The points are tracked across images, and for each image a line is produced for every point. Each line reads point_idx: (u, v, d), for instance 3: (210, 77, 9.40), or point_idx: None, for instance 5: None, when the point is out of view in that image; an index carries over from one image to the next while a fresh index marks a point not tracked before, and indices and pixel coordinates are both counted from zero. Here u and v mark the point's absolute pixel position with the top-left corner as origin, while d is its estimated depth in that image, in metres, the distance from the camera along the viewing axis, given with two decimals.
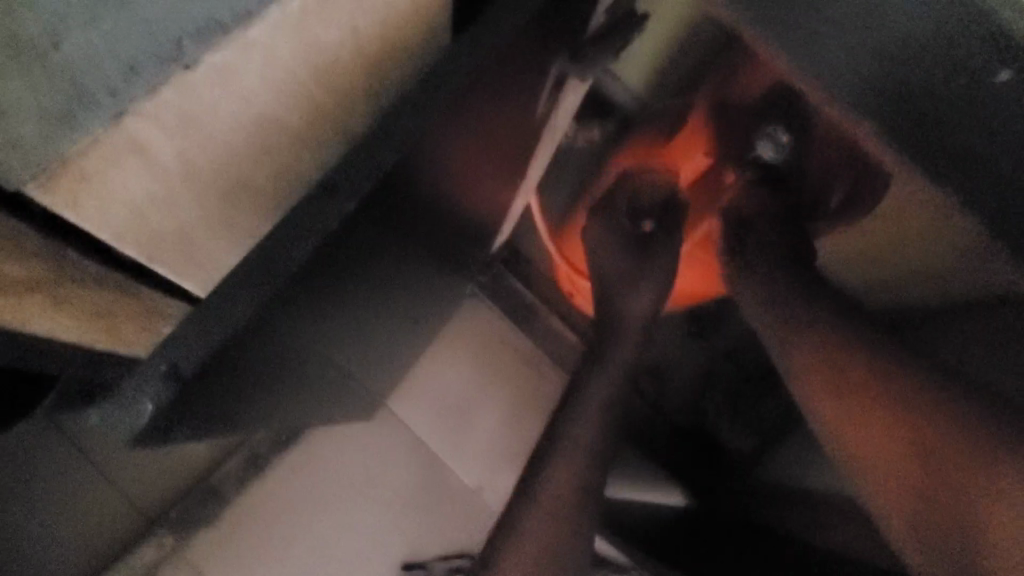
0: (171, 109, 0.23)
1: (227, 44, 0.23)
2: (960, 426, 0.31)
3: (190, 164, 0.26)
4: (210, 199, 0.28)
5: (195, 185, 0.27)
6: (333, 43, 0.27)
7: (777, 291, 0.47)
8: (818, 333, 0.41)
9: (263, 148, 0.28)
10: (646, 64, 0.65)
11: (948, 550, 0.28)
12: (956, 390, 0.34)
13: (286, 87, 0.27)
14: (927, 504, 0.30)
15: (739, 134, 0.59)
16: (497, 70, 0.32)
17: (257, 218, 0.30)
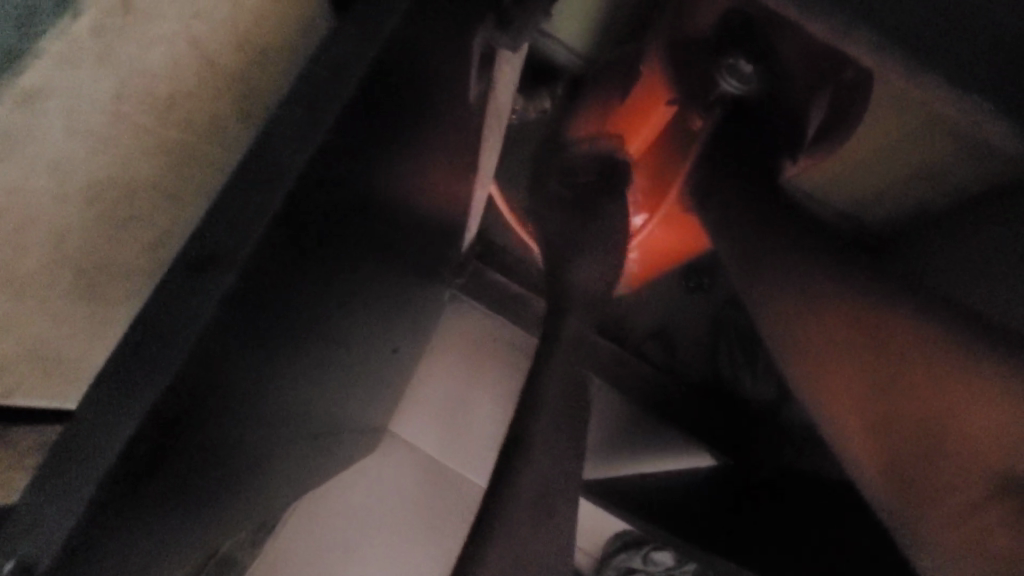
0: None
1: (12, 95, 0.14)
2: (975, 381, 0.28)
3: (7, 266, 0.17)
4: (63, 302, 0.19)
5: (33, 292, 0.18)
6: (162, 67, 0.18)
7: (749, 244, 0.43)
8: (808, 289, 0.37)
9: (115, 217, 0.19)
10: (578, 21, 0.67)
11: (948, 525, 0.27)
12: (959, 333, 0.30)
13: (115, 137, 0.18)
14: (923, 482, 0.28)
15: (699, 77, 0.53)
16: (420, 37, 0.24)
17: (121, 301, 0.21)
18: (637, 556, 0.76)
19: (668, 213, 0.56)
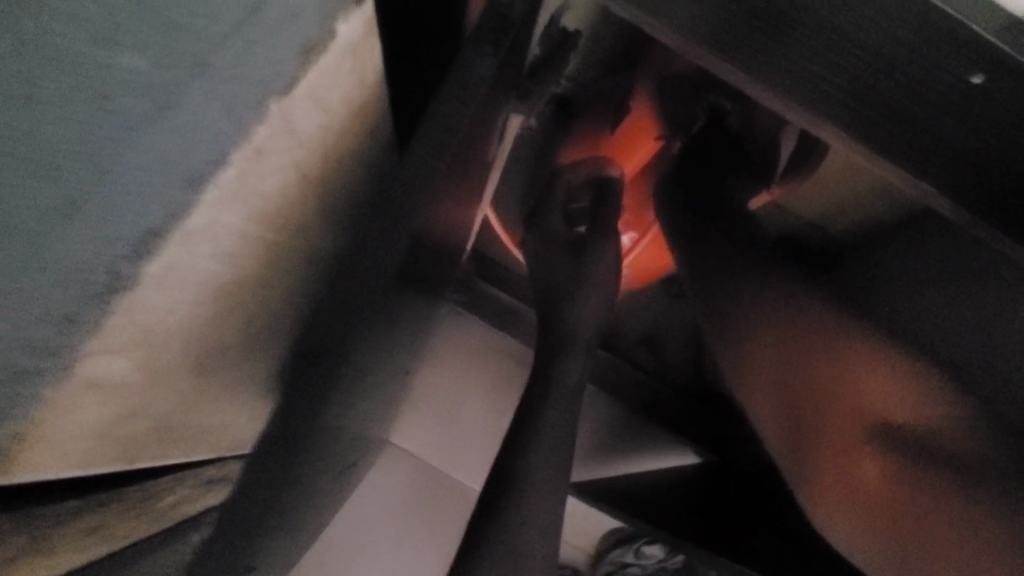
0: (133, 327, 0.16)
1: (172, 240, 0.16)
2: (918, 412, 0.36)
3: (149, 365, 0.19)
4: (179, 384, 0.21)
5: (162, 380, 0.20)
6: (276, 191, 0.20)
7: (732, 267, 0.48)
8: (778, 316, 0.43)
9: (226, 312, 0.21)
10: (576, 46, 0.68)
11: (893, 551, 0.33)
12: (916, 380, 0.38)
13: (239, 250, 0.20)
14: (878, 519, 0.34)
15: (683, 110, 0.59)
16: (475, 123, 0.27)
17: (228, 370, 0.24)
18: (631, 551, 0.80)
19: (655, 230, 0.62)
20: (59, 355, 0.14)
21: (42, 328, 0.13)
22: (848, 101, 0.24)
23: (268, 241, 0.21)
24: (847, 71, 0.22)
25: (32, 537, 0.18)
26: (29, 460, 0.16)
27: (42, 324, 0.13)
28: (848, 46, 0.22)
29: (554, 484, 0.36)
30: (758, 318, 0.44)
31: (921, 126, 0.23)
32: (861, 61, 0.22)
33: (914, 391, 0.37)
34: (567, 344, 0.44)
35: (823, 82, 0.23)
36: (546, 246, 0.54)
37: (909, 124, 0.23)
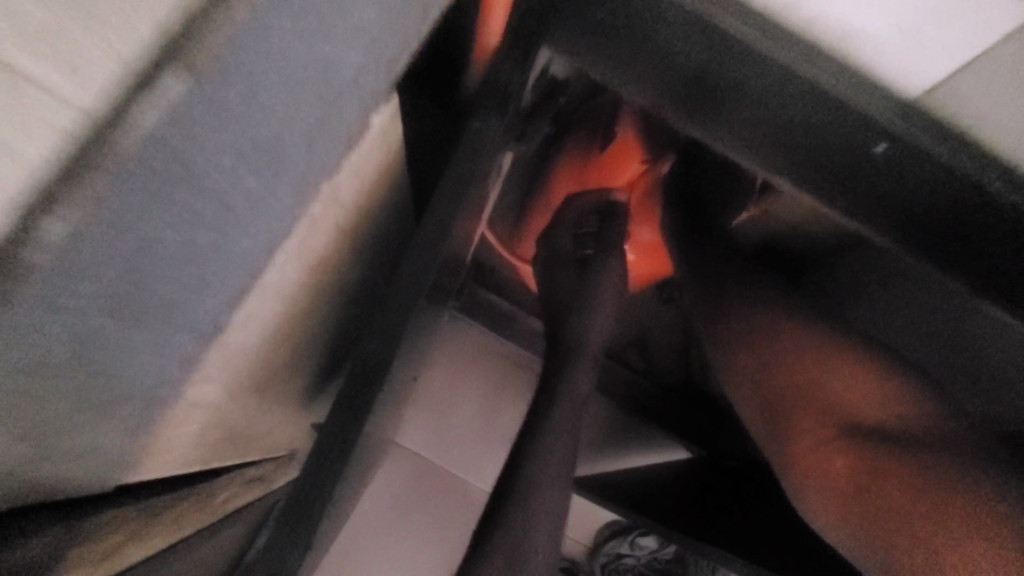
0: (220, 359, 0.22)
1: (252, 295, 0.21)
2: (909, 404, 0.36)
3: (229, 385, 0.24)
4: (243, 397, 0.27)
5: (235, 396, 0.26)
6: (322, 244, 0.25)
7: (723, 283, 0.52)
8: (777, 340, 0.45)
9: (282, 339, 0.27)
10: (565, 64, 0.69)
11: (876, 546, 0.32)
12: (910, 376, 0.37)
13: (295, 293, 0.25)
14: (908, 546, 0.30)
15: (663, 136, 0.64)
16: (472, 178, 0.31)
17: (275, 379, 0.30)
18: (626, 543, 0.85)
19: (646, 243, 0.67)
20: (169, 381, 0.20)
21: (158, 361, 0.18)
22: (827, 173, 0.40)
23: (315, 283, 0.27)
24: (821, 157, 0.39)
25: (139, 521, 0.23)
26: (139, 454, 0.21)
27: (159, 359, 0.18)
28: (820, 138, 0.38)
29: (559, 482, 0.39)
30: (739, 333, 0.48)
31: (882, 195, 0.39)
32: (812, 138, 0.38)
33: (896, 375, 0.38)
34: (572, 355, 0.48)
35: (814, 163, 0.39)
36: (553, 267, 0.59)
37: (869, 186, 0.39)
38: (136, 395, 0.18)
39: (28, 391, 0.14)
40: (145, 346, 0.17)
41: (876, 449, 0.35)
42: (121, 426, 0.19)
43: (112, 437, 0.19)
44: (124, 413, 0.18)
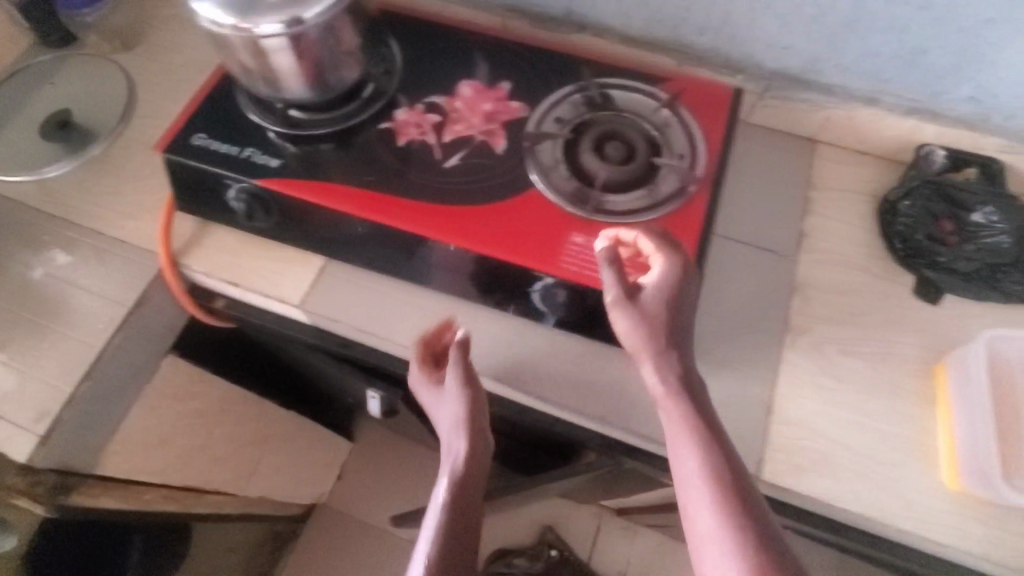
0: (126, 438, 0.81)
1: (125, 417, 0.79)
2: (756, 520, 0.49)
3: (134, 445, 0.83)
4: (145, 453, 0.85)
5: (142, 452, 0.85)
6: (150, 393, 0.82)
7: (680, 409, 0.55)
8: (711, 417, 0.56)
9: (157, 431, 0.86)
10: (246, 216, 0.72)
11: (681, 506, 0.52)
12: (766, 538, 0.48)
13: (151, 412, 0.83)
14: (685, 518, 0.51)
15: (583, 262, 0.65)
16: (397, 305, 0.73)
17: (170, 444, 0.90)
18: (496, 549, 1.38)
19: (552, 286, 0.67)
20: (104, 451, 0.78)
21: (94, 447, 0.76)
22: (539, 429, 0.75)
23: (161, 407, 0.85)
24: (533, 423, 0.74)
25: (148, 494, 0.90)
26: (107, 474, 0.80)
27: (94, 447, 0.76)
28: (556, 424, 0.72)
29: (683, 441, 0.54)
30: (666, 400, 0.56)
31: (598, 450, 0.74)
32: (553, 428, 0.74)
33: (767, 534, 0.48)
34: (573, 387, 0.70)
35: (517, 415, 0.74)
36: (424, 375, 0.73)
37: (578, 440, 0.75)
38: (88, 458, 0.76)
39: (72, 470, 0.74)
40: (89, 446, 0.75)
41: (740, 523, 0.48)
42: (87, 465, 0.76)
43: (88, 468, 0.77)
44: (90, 461, 0.77)
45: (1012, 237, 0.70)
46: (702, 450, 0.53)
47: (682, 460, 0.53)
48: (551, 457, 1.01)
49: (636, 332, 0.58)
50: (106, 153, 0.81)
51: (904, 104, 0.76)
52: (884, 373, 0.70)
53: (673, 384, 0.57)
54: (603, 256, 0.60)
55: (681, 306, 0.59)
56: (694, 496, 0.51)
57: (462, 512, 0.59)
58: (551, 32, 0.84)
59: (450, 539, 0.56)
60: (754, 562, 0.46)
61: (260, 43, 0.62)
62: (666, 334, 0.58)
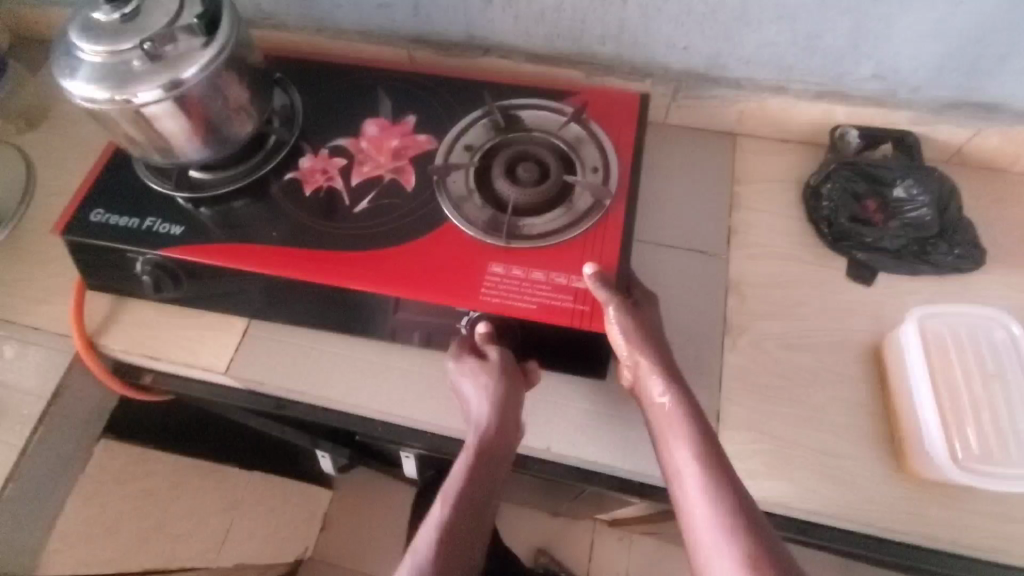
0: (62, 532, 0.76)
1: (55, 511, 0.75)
2: (746, 506, 0.47)
3: None
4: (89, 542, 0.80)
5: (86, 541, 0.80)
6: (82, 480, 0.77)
7: (673, 411, 0.55)
8: (699, 419, 0.54)
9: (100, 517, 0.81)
10: (156, 288, 0.69)
11: (674, 500, 0.51)
12: (761, 524, 0.46)
13: None
14: (678, 512, 0.50)
15: (512, 289, 0.62)
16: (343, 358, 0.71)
17: None
18: None
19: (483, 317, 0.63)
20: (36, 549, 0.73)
21: (22, 546, 0.71)
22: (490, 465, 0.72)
23: None
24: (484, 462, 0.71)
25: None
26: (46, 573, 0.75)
27: (23, 546, 0.71)
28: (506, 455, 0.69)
29: (676, 435, 0.54)
30: (656, 407, 0.57)
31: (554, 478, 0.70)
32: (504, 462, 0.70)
33: (759, 518, 0.47)
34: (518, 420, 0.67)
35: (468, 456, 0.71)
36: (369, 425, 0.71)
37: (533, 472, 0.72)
38: (17, 559, 0.71)
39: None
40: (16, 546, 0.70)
41: (729, 509, 0.47)
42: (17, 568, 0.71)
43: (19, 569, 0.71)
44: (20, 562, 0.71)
45: (932, 210, 0.70)
46: (696, 447, 0.52)
47: (674, 460, 0.53)
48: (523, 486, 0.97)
49: (626, 336, 0.59)
50: (10, 235, 0.78)
51: (812, 90, 0.76)
52: (828, 362, 0.67)
53: (664, 389, 0.57)
54: (590, 279, 0.60)
55: (651, 321, 0.62)
56: (686, 493, 0.50)
57: (479, 490, 0.55)
58: (453, 59, 0.82)
59: (468, 517, 0.52)
60: (747, 548, 0.44)
61: (141, 112, 0.59)
62: (654, 342, 0.60)
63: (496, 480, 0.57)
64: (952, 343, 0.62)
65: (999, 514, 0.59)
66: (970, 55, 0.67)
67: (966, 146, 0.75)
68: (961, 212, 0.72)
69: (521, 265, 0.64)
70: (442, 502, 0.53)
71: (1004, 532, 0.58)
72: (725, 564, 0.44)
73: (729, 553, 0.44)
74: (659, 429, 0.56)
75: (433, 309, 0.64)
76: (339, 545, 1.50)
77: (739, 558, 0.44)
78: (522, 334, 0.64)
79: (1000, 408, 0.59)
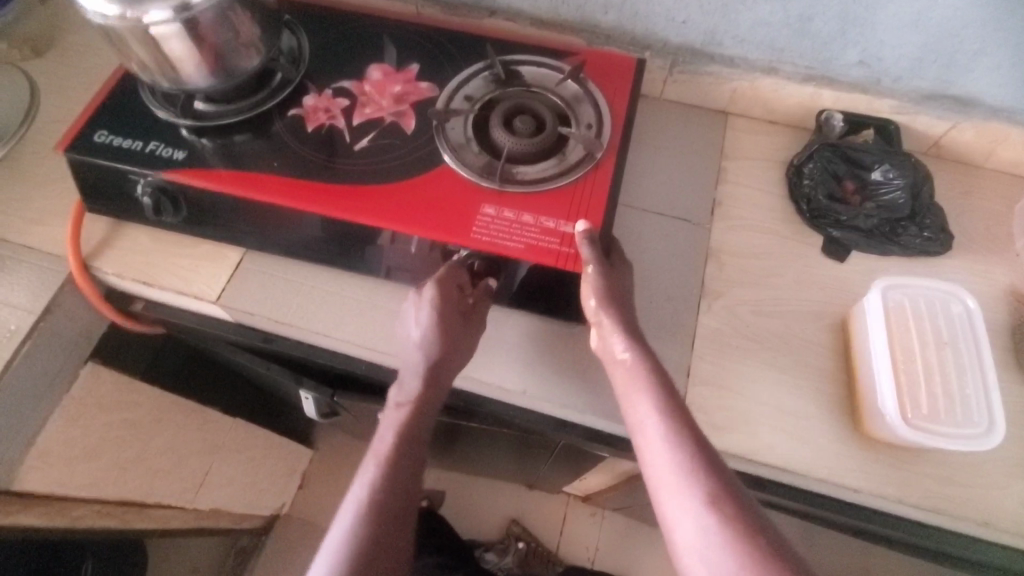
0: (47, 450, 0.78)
1: (41, 429, 0.76)
2: (704, 448, 0.51)
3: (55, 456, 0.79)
4: (74, 465, 0.82)
5: (70, 462, 0.82)
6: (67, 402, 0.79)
7: (642, 366, 0.58)
8: (658, 372, 0.57)
9: (84, 442, 0.83)
10: (155, 211, 0.70)
11: (636, 448, 0.54)
12: (722, 466, 0.50)
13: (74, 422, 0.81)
14: (639, 458, 0.53)
15: (501, 228, 0.65)
16: (336, 293, 0.74)
17: (99, 455, 0.87)
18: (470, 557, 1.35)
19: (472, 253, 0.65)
20: (22, 462, 0.75)
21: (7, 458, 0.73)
22: (469, 408, 0.74)
23: (83, 417, 0.82)
24: (462, 404, 0.74)
25: (81, 509, 0.87)
26: (29, 486, 0.77)
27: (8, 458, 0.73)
28: (485, 398, 0.72)
29: (637, 389, 0.56)
30: (620, 364, 0.59)
31: (528, 425, 0.73)
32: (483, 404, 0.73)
33: (718, 462, 0.50)
34: (499, 363, 0.70)
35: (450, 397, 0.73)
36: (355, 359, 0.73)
37: (508, 419, 0.74)
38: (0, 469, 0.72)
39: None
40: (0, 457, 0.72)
41: (691, 453, 0.50)
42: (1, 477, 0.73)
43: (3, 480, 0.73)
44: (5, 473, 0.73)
45: (906, 194, 0.73)
46: (654, 398, 0.55)
47: (636, 412, 0.55)
48: (497, 443, 1.00)
49: (596, 296, 0.62)
50: (9, 158, 0.79)
51: (802, 72, 0.79)
52: (797, 330, 0.70)
53: (636, 340, 0.60)
54: (582, 234, 0.63)
55: (621, 283, 0.65)
56: (645, 444, 0.53)
57: (417, 426, 0.61)
58: (459, 18, 0.85)
59: (398, 464, 0.58)
60: (708, 488, 0.48)
61: (149, 32, 0.61)
62: (621, 301, 0.63)
63: (431, 419, 0.63)
64: (911, 315, 0.66)
65: (943, 477, 0.63)
66: (950, 47, 0.71)
67: (943, 138, 0.79)
68: (933, 197, 0.75)
69: (511, 205, 0.66)
70: (382, 444, 0.60)
71: (945, 494, 0.62)
72: (686, 501, 0.48)
73: (693, 491, 0.48)
74: (621, 382, 0.58)
75: (425, 243, 0.66)
76: (313, 504, 1.51)
77: (700, 498, 0.47)
78: (506, 269, 0.67)
79: (951, 376, 0.63)
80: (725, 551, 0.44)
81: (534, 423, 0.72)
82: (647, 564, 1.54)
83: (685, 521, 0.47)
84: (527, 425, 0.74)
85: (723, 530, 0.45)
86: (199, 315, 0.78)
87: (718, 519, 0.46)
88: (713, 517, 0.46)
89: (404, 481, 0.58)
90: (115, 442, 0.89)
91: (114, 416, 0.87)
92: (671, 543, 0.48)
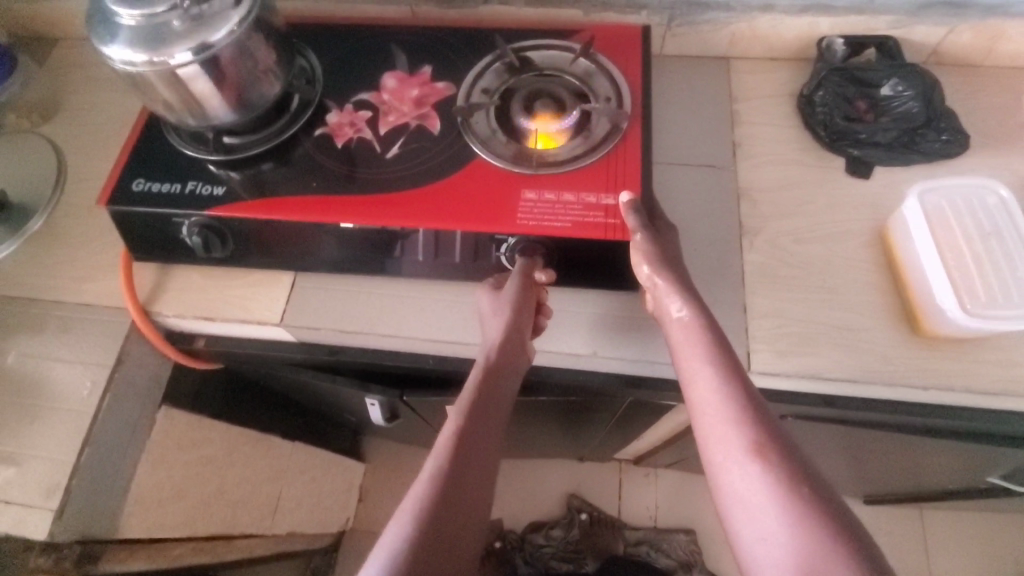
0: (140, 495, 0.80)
1: (133, 476, 0.79)
2: (755, 400, 0.53)
3: (148, 500, 0.82)
4: (166, 506, 0.85)
5: (163, 504, 0.84)
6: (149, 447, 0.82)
7: (694, 327, 0.59)
8: (713, 330, 0.59)
9: (171, 482, 0.86)
10: (205, 248, 0.72)
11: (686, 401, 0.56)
12: (769, 414, 0.53)
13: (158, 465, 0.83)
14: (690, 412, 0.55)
15: (545, 211, 0.67)
16: (393, 295, 0.76)
17: (186, 494, 0.89)
18: None
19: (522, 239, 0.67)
20: (121, 510, 0.77)
21: (110, 508, 0.75)
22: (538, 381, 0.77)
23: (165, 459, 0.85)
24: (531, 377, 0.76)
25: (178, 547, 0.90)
26: (132, 532, 0.79)
27: (110, 508, 0.75)
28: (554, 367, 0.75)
29: (692, 348, 0.58)
30: (681, 324, 0.61)
31: (598, 385, 0.76)
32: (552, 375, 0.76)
33: (765, 410, 0.53)
34: (562, 332, 0.73)
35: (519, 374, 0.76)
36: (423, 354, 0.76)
37: (578, 385, 0.77)
38: (105, 520, 0.75)
39: (94, 533, 0.73)
40: (103, 508, 0.74)
41: (744, 402, 0.53)
42: (107, 527, 0.75)
43: (109, 529, 0.76)
44: (110, 522, 0.76)
45: (919, 102, 0.76)
46: (710, 356, 0.57)
47: (689, 366, 0.57)
48: (555, 416, 1.03)
49: (652, 264, 0.64)
50: (47, 223, 0.80)
51: (797, 5, 0.81)
52: (839, 249, 0.73)
53: (688, 300, 0.62)
54: (624, 204, 0.65)
55: (671, 248, 0.66)
56: (699, 399, 0.55)
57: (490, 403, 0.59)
58: (455, 11, 0.86)
59: (476, 444, 0.55)
60: (754, 439, 0.50)
61: (176, 73, 0.62)
62: (676, 269, 0.65)
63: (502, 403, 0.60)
64: (948, 213, 0.69)
65: (1003, 361, 0.66)
66: None
67: (940, 45, 0.82)
68: (943, 102, 0.78)
69: (552, 187, 0.68)
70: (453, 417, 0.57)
71: (1008, 375, 0.65)
72: (735, 453, 0.50)
73: (738, 445, 0.50)
74: (678, 340, 0.60)
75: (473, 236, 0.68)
76: (375, 514, 1.54)
77: (749, 451, 0.50)
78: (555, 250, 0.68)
79: (995, 263, 0.66)
80: (771, 498, 0.47)
81: (605, 382, 0.75)
82: (707, 512, 1.58)
83: (732, 472, 0.50)
84: (596, 386, 0.77)
85: (771, 478, 0.48)
86: (260, 342, 0.80)
87: (765, 469, 0.48)
88: (761, 468, 0.49)
89: (480, 459, 0.54)
90: (197, 479, 0.92)
91: (190, 456, 0.90)
92: (720, 494, 0.50)
